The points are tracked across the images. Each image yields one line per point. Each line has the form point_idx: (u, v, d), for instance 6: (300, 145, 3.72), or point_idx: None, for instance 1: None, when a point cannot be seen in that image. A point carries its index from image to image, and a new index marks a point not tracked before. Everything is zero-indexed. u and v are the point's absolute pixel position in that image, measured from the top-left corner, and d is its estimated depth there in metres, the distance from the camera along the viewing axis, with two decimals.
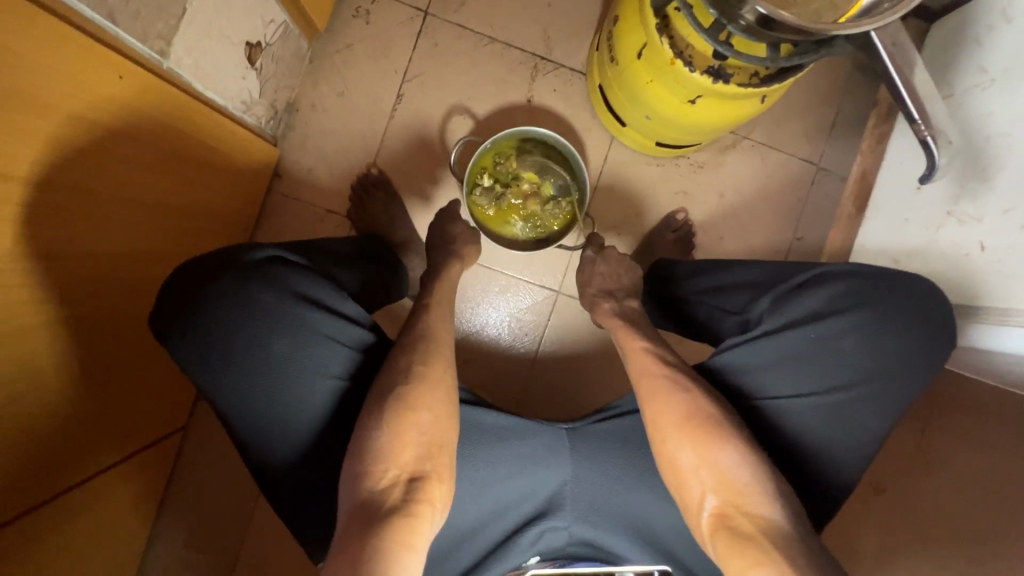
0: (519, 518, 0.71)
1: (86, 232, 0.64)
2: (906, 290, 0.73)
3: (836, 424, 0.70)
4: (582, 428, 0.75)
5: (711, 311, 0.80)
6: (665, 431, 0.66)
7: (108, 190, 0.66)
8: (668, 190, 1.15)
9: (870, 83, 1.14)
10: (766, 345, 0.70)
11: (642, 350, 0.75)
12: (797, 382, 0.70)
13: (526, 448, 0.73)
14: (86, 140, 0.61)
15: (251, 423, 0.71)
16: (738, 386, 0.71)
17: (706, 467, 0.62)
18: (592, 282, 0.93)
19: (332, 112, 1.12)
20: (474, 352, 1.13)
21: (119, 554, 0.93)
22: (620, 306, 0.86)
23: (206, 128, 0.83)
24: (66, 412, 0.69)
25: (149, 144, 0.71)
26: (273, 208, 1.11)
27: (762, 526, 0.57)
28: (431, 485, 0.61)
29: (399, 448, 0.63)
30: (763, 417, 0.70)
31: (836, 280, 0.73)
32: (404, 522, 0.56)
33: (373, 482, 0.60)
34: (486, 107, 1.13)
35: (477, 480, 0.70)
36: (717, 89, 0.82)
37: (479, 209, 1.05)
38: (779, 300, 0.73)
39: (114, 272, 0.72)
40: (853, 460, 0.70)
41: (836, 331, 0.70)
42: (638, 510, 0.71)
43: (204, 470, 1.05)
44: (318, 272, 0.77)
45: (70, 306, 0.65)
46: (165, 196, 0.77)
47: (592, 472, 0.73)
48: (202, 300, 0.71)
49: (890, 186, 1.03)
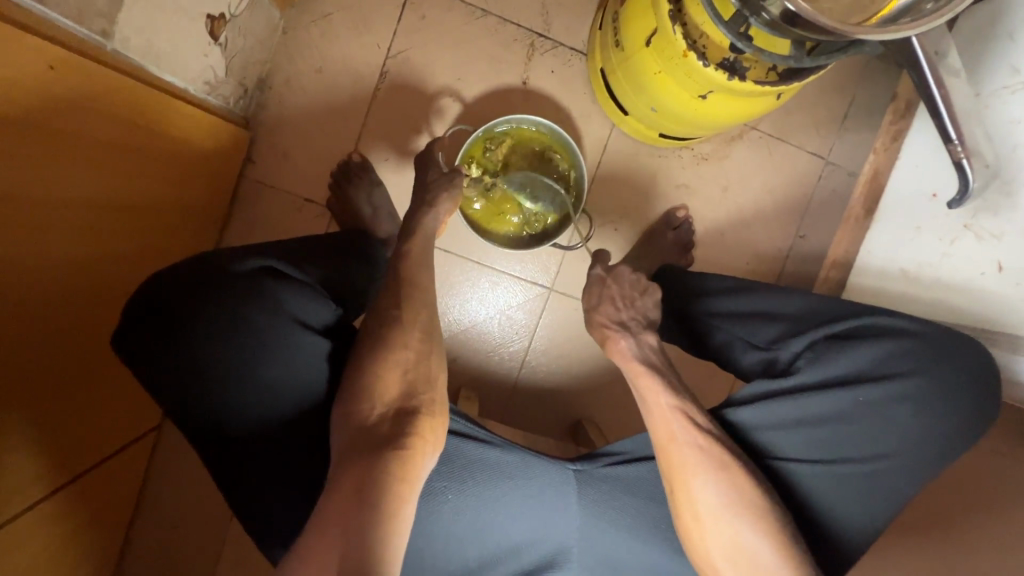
0: (522, 564, 0.70)
1: (35, 244, 0.58)
2: (953, 363, 0.69)
3: (852, 496, 0.67)
4: (591, 471, 0.70)
5: (733, 342, 0.76)
6: (703, 514, 0.63)
7: (55, 194, 0.59)
8: (670, 182, 1.08)
9: (888, 73, 1.07)
10: (790, 403, 0.68)
11: (667, 408, 0.68)
12: (817, 447, 0.68)
13: (527, 493, 0.69)
14: (25, 140, 0.54)
15: (228, 447, 0.68)
16: (757, 443, 0.69)
17: (741, 556, 0.62)
18: (601, 308, 0.81)
19: (309, 90, 1.02)
20: (463, 354, 1.08)
21: (96, 557, 0.90)
22: (638, 344, 0.76)
23: (165, 115, 0.75)
24: (27, 433, 0.64)
25: (98, 140, 0.64)
26: (247, 195, 1.02)
27: None
28: (421, 418, 0.63)
29: (385, 384, 0.64)
30: (777, 479, 0.68)
31: (879, 338, 0.70)
32: (399, 455, 0.59)
33: (362, 416, 0.62)
34: (478, 88, 1.04)
35: (472, 510, 0.68)
36: (731, 86, 0.75)
37: (467, 202, 0.99)
38: (811, 350, 0.71)
39: (67, 283, 0.65)
40: (871, 524, 0.68)
41: (872, 391, 0.68)
42: (640, 553, 0.70)
43: (184, 467, 1.02)
44: (308, 284, 0.72)
45: (27, 324, 0.60)
46: (115, 191, 0.69)
47: (598, 518, 0.70)
48: (183, 317, 0.67)
49: (903, 188, 0.98)
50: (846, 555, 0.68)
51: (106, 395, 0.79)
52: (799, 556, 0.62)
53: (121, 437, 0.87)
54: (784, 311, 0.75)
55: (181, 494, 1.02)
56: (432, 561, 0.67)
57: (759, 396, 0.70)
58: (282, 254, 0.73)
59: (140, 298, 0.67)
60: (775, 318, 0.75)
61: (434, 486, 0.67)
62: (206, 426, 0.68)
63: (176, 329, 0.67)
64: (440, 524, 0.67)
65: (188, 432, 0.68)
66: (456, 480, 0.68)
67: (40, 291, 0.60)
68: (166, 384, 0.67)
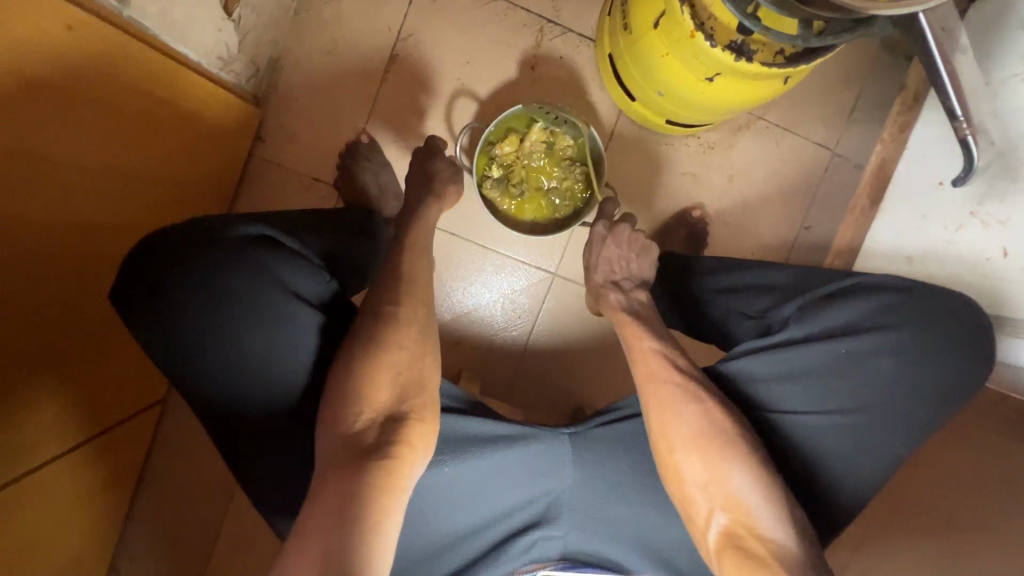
0: (512, 526, 0.70)
1: (40, 208, 0.59)
2: (939, 315, 0.71)
3: (849, 447, 0.68)
4: (587, 432, 0.72)
5: (728, 316, 0.77)
6: (677, 445, 0.64)
7: (72, 156, 0.61)
8: (674, 170, 1.09)
9: (897, 66, 1.07)
10: (785, 356, 0.68)
11: (651, 350, 0.70)
12: (812, 399, 0.68)
13: (522, 452, 0.70)
14: (46, 102, 0.56)
15: (223, 407, 0.68)
16: (753, 403, 0.69)
17: (716, 485, 0.62)
18: (597, 268, 0.85)
19: (319, 71, 1.03)
20: (465, 335, 1.09)
21: (97, 524, 0.92)
22: (626, 298, 0.80)
23: (179, 87, 0.77)
24: (37, 392, 0.66)
25: (114, 107, 0.66)
26: (256, 174, 1.04)
27: (773, 551, 0.58)
28: (414, 428, 0.63)
29: (377, 392, 0.64)
30: (776, 437, 0.69)
31: (868, 294, 0.71)
32: (391, 467, 0.59)
33: (353, 425, 0.62)
34: (487, 72, 1.05)
35: (466, 471, 0.68)
36: (739, 68, 0.75)
37: (499, 203, 1.00)
38: (804, 308, 0.71)
39: (71, 248, 0.65)
40: (868, 479, 0.68)
41: (863, 345, 0.69)
42: (634, 517, 0.70)
43: (187, 442, 1.04)
44: (302, 256, 0.72)
45: (39, 283, 0.61)
46: (122, 160, 0.70)
47: (593, 480, 0.71)
48: (168, 258, 0.68)
49: (909, 179, 0.98)
50: (845, 507, 0.68)
51: (110, 362, 0.81)
52: (772, 486, 0.61)
53: (122, 406, 0.89)
54: (774, 278, 0.76)
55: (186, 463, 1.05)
56: (420, 527, 0.67)
57: (755, 352, 0.69)
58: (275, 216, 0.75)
59: (134, 256, 0.68)
60: (766, 285, 0.75)
61: (431, 458, 0.68)
62: (193, 379, 0.68)
63: (164, 289, 0.67)
64: (433, 493, 0.67)
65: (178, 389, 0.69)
66: (453, 454, 0.68)
67: (43, 255, 0.61)
68: (157, 342, 0.67)
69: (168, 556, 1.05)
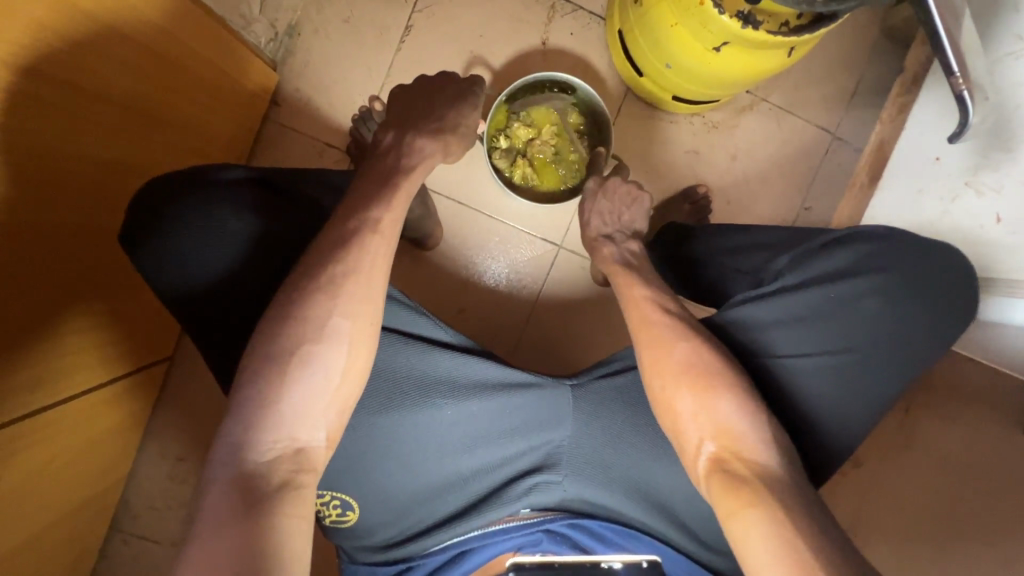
0: (512, 473, 0.70)
1: (42, 125, 0.59)
2: (924, 259, 0.73)
3: (842, 390, 0.70)
4: (586, 384, 0.73)
5: (724, 273, 0.79)
6: (669, 380, 0.65)
7: (96, 88, 0.65)
8: (678, 147, 1.11)
9: (898, 51, 1.10)
10: (780, 302, 0.71)
11: (642, 297, 0.73)
12: (806, 343, 0.70)
13: (523, 399, 0.71)
14: (79, 32, 0.60)
15: (228, 343, 0.69)
16: (751, 348, 0.71)
17: (705, 414, 0.63)
18: (590, 222, 0.88)
19: (336, 40, 1.06)
20: (469, 303, 1.11)
21: (101, 469, 0.95)
22: (619, 250, 0.84)
23: (198, 39, 0.81)
24: (57, 321, 0.71)
25: (140, 47, 0.70)
26: (270, 138, 1.07)
27: (756, 470, 0.59)
28: (318, 453, 0.59)
29: (301, 416, 0.58)
30: (773, 381, 0.71)
31: (857, 243, 0.73)
32: (297, 500, 0.54)
33: (257, 451, 0.55)
34: (499, 46, 1.08)
35: (465, 409, 0.69)
36: (745, 36, 0.78)
37: (508, 174, 1.01)
38: (797, 258, 0.74)
39: (66, 174, 0.64)
40: (858, 423, 0.71)
41: (855, 291, 0.71)
42: (640, 466, 0.70)
43: (193, 396, 1.08)
44: (278, 193, 0.73)
45: (56, 209, 0.65)
46: (131, 95, 0.71)
47: (594, 430, 0.71)
48: (176, 216, 0.69)
49: (906, 158, 1.00)
50: (834, 454, 0.71)
51: (119, 304, 0.83)
52: (760, 415, 0.63)
53: (133, 352, 0.91)
54: (768, 235, 0.79)
55: (196, 418, 1.08)
56: (422, 467, 0.68)
57: (754, 299, 0.72)
58: (271, 175, 0.74)
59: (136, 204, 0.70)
60: (762, 242, 0.78)
61: (432, 398, 0.69)
62: (199, 315, 0.70)
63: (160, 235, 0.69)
64: (433, 433, 0.69)
65: (190, 326, 0.70)
66: (456, 397, 0.69)
67: (41, 174, 0.61)
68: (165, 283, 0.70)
69: (172, 509, 1.07)
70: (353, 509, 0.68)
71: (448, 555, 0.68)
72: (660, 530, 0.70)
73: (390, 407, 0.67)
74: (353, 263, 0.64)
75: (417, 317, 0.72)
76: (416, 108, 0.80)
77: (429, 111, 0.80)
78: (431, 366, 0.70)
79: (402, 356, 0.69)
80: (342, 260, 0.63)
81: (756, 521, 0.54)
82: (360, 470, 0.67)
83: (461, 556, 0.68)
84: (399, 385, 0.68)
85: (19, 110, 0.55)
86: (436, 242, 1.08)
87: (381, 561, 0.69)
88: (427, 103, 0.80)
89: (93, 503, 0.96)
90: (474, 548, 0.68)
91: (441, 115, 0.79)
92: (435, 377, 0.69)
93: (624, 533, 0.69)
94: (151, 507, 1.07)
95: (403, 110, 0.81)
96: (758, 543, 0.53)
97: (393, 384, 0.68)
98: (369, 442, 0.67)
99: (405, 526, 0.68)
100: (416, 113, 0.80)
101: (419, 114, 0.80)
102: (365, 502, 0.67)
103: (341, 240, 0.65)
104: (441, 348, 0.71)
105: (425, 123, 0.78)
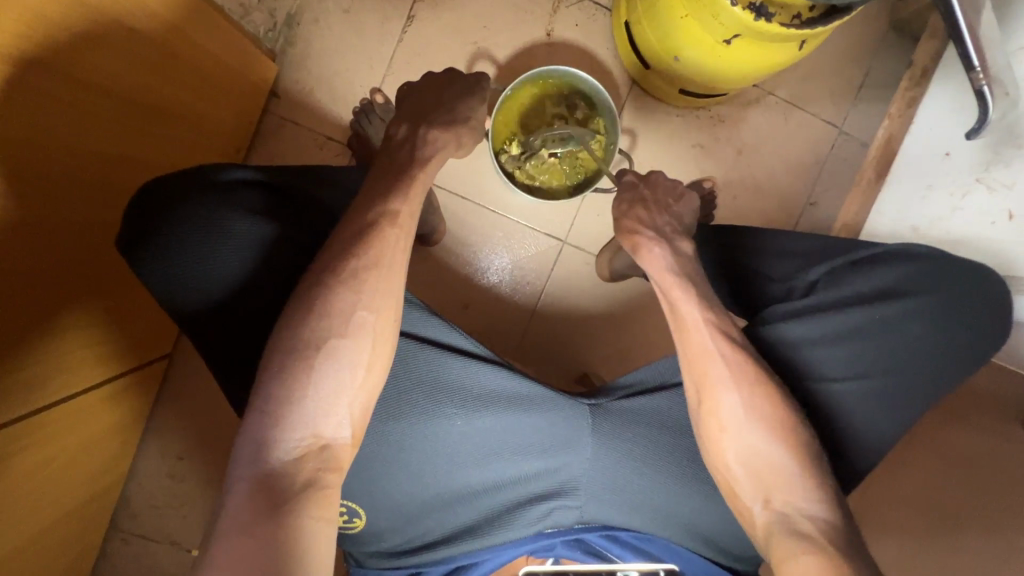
0: (527, 493, 0.68)
1: (40, 115, 0.57)
2: (965, 279, 0.72)
3: (874, 411, 0.70)
4: (606, 405, 0.70)
5: (755, 278, 0.77)
6: (730, 423, 0.64)
7: (95, 80, 0.63)
8: (684, 142, 1.10)
9: (906, 44, 1.09)
10: (817, 322, 0.70)
11: (701, 321, 0.69)
12: (841, 363, 0.70)
13: (542, 419, 0.68)
14: (81, 23, 0.58)
15: (228, 343, 0.67)
16: (787, 362, 0.71)
17: (762, 463, 0.63)
18: (632, 214, 0.78)
19: (336, 30, 1.03)
20: (473, 299, 1.10)
21: (101, 468, 0.94)
22: (671, 250, 0.75)
23: (197, 29, 0.79)
24: (55, 320, 0.69)
25: (140, 39, 0.68)
26: (270, 131, 1.04)
27: (819, 526, 0.60)
28: (343, 450, 0.58)
29: (326, 411, 0.57)
30: (807, 398, 0.71)
31: (895, 261, 0.72)
32: (323, 500, 0.55)
33: (283, 449, 0.55)
34: (503, 37, 1.06)
35: (485, 429, 0.66)
36: (757, 28, 0.76)
37: (515, 172, 1.00)
38: (834, 273, 0.73)
39: (64, 169, 0.62)
40: (889, 442, 0.71)
41: (892, 312, 0.70)
42: (654, 487, 0.68)
43: (193, 393, 1.06)
44: (283, 194, 0.71)
45: (54, 205, 0.63)
46: (129, 87, 0.69)
47: (614, 453, 0.68)
48: (177, 221, 0.67)
49: (916, 153, 0.99)
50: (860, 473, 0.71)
51: (118, 301, 0.81)
52: (818, 468, 0.63)
53: (132, 350, 0.90)
54: (804, 242, 0.76)
55: (195, 415, 1.06)
56: (430, 479, 0.66)
57: (790, 316, 0.71)
58: (278, 179, 0.72)
59: (136, 204, 0.67)
60: (800, 250, 0.76)
61: (443, 410, 0.65)
62: (197, 316, 0.67)
63: (161, 236, 0.67)
64: (446, 447, 0.65)
65: (188, 327, 0.68)
66: (468, 409, 0.66)
67: (40, 167, 0.59)
68: (160, 285, 0.67)
69: (174, 507, 1.06)
70: (359, 516, 0.66)
71: (454, 566, 0.67)
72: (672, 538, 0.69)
73: (410, 424, 0.65)
74: (378, 255, 0.63)
75: (427, 317, 0.69)
76: (427, 103, 0.79)
77: (439, 104, 0.78)
78: (443, 376, 0.66)
79: (418, 366, 0.66)
80: (350, 259, 0.62)
81: (813, 569, 0.56)
82: (364, 477, 0.65)
83: (471, 567, 0.68)
84: (410, 394, 0.65)
85: (18, 104, 0.54)
86: (440, 237, 1.07)
87: (391, 567, 0.68)
88: (436, 98, 0.79)
89: (93, 502, 0.95)
90: (485, 558, 0.67)
91: (451, 109, 0.77)
92: (459, 390, 0.66)
93: (644, 538, 0.69)
94: (152, 505, 1.06)
95: (414, 105, 0.79)
96: None
97: (405, 394, 0.65)
98: (380, 456, 0.64)
99: (415, 536, 0.67)
100: (424, 107, 0.78)
101: (430, 108, 0.78)
102: (371, 509, 0.66)
103: (346, 238, 0.64)
104: (453, 354, 0.67)
105: (437, 116, 0.77)
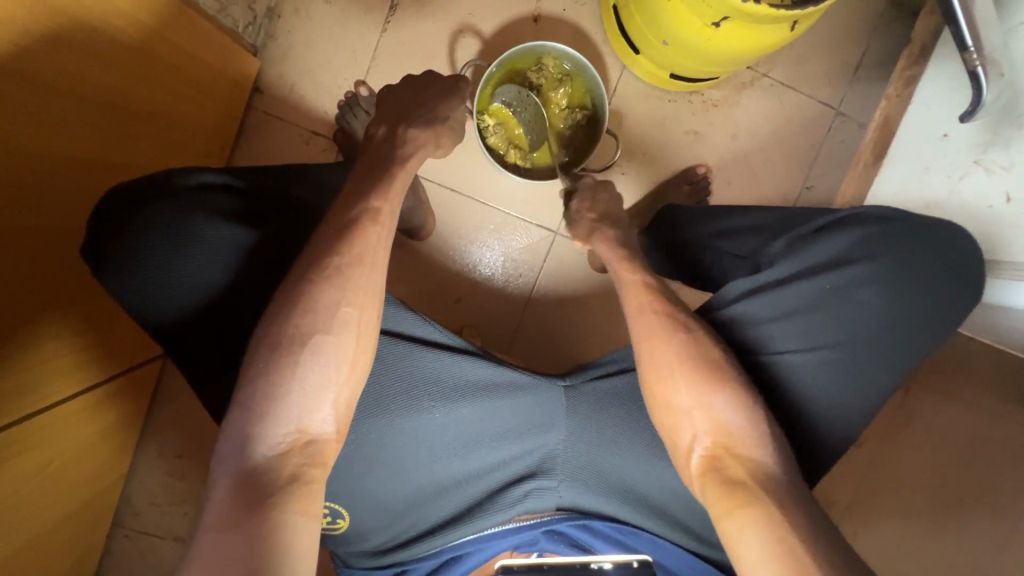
0: (505, 478, 0.68)
1: (12, 126, 0.56)
2: (928, 240, 0.71)
3: (842, 381, 0.69)
4: (580, 386, 0.69)
5: (720, 256, 0.76)
6: (666, 372, 0.64)
7: (72, 87, 0.63)
8: (678, 127, 1.08)
9: (906, 21, 1.06)
10: (779, 295, 0.69)
11: (640, 281, 0.73)
12: (806, 336, 0.68)
13: (514, 408, 0.68)
14: (55, 31, 0.58)
15: (207, 347, 0.66)
16: (749, 337, 0.69)
17: (700, 411, 0.62)
18: (582, 210, 0.86)
19: (319, 23, 1.02)
20: (465, 293, 1.09)
21: (98, 471, 0.94)
22: (617, 234, 0.82)
23: (172, 29, 0.77)
24: (41, 329, 0.69)
25: (116, 42, 0.68)
26: (254, 127, 1.03)
27: (750, 469, 0.59)
28: (328, 445, 0.57)
29: (311, 406, 0.56)
30: (773, 372, 0.69)
31: (853, 226, 0.71)
32: (308, 495, 0.53)
33: (267, 444, 0.54)
34: (491, 24, 1.03)
35: (446, 416, 0.66)
36: (745, 11, 0.73)
37: (499, 149, 0.98)
38: (793, 244, 0.71)
39: (39, 179, 0.61)
40: (861, 411, 0.70)
41: (852, 279, 0.69)
42: (640, 477, 0.68)
43: (187, 392, 1.07)
44: (253, 195, 0.71)
45: (35, 215, 0.63)
46: (108, 93, 0.69)
47: (591, 442, 0.68)
48: (149, 224, 0.66)
49: (915, 133, 0.96)
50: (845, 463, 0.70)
51: (104, 306, 0.81)
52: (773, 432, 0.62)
53: (123, 353, 0.90)
54: (763, 217, 0.76)
55: (193, 414, 1.07)
56: (410, 472, 0.65)
57: (752, 292, 0.69)
58: (252, 183, 0.71)
59: (104, 208, 0.66)
60: (756, 226, 0.75)
61: (420, 402, 0.65)
62: (171, 323, 0.66)
63: (129, 240, 0.65)
64: (424, 440, 0.65)
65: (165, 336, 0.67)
66: (441, 398, 0.66)
67: (15, 179, 0.58)
68: (130, 291, 0.65)
69: (175, 504, 1.07)
70: (343, 518, 0.66)
71: (440, 560, 0.67)
72: (659, 530, 0.69)
73: (375, 417, 0.64)
74: (361, 251, 0.62)
75: (401, 314, 0.67)
76: (407, 101, 0.79)
77: (419, 103, 0.78)
78: (418, 368, 0.66)
79: (389, 358, 0.65)
80: (325, 260, 0.61)
81: None
82: (346, 477, 0.64)
83: (455, 559, 0.68)
84: (381, 383, 0.65)
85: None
86: (430, 232, 1.06)
87: (377, 565, 0.68)
88: (416, 97, 0.79)
89: (94, 503, 0.96)
90: (470, 551, 0.67)
91: (432, 107, 0.78)
92: (421, 377, 0.66)
93: (628, 532, 0.69)
94: (154, 503, 1.07)
95: (394, 105, 0.79)
96: (748, 541, 0.53)
97: (374, 384, 0.65)
98: (353, 453, 0.64)
99: (395, 531, 0.67)
100: (405, 106, 0.78)
101: (410, 107, 0.78)
102: (353, 509, 0.65)
103: (329, 239, 0.62)
104: (426, 347, 0.67)
105: (419, 114, 0.77)
